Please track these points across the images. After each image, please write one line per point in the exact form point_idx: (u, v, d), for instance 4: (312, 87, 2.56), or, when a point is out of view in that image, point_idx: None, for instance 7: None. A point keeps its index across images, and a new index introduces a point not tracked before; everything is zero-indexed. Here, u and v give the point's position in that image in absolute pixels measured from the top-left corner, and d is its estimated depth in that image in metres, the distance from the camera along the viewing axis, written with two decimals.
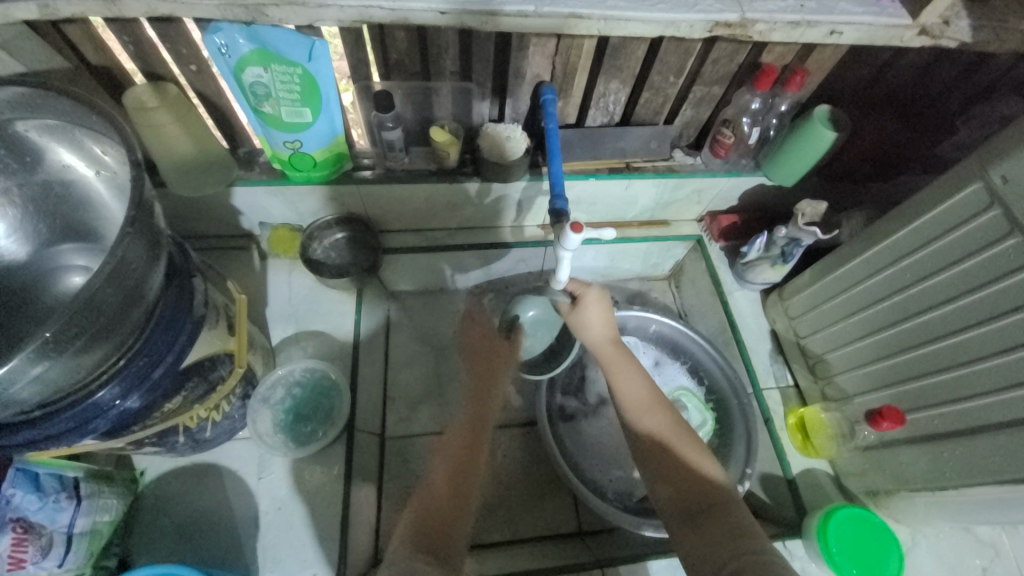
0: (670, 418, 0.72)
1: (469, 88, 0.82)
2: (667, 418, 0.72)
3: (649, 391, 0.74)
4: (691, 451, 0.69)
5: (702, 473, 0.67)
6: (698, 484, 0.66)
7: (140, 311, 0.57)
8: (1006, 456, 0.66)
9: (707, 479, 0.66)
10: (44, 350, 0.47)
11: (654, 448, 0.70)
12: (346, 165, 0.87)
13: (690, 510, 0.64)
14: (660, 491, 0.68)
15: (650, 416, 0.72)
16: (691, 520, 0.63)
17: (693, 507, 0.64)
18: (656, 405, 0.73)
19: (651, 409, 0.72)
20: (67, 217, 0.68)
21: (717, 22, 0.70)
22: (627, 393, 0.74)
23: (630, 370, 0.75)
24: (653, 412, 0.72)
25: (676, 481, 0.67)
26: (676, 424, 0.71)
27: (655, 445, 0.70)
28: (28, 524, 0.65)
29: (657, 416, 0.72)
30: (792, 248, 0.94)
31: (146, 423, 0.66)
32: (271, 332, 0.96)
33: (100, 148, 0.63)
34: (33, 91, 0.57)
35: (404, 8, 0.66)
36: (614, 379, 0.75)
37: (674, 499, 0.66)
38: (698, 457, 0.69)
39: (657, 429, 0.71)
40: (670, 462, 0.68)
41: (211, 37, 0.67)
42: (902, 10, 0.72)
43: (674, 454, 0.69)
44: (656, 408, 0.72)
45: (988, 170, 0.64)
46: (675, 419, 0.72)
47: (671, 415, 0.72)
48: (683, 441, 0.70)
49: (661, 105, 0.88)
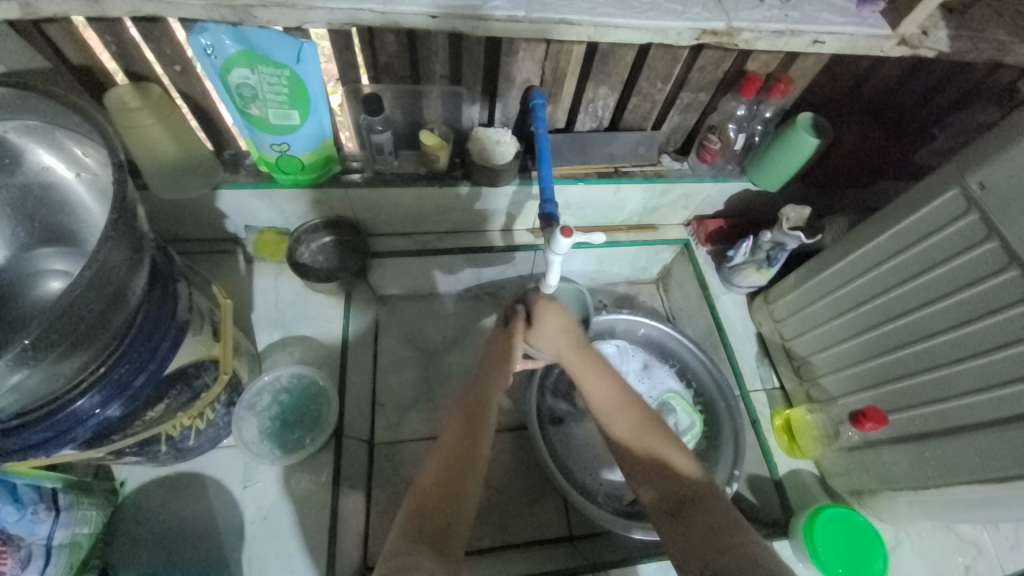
0: (641, 413, 0.72)
1: (459, 92, 0.82)
2: (638, 415, 0.72)
3: (618, 390, 0.74)
4: (668, 446, 0.69)
5: (680, 466, 0.67)
6: (677, 481, 0.65)
7: (122, 316, 0.55)
8: (985, 454, 0.68)
9: (685, 473, 0.66)
10: (23, 357, 0.46)
11: (633, 446, 0.70)
12: (334, 168, 0.87)
13: (673, 505, 0.64)
14: (645, 489, 0.68)
15: (622, 416, 0.72)
16: (675, 516, 0.62)
17: (676, 501, 0.64)
18: (627, 405, 0.73)
19: (620, 410, 0.73)
20: (48, 220, 0.66)
21: (704, 30, 0.71)
22: (596, 395, 0.75)
23: (598, 371, 0.76)
24: (625, 412, 0.73)
25: (656, 479, 0.67)
26: (647, 420, 0.72)
27: (631, 443, 0.71)
28: (6, 535, 0.63)
29: (626, 416, 0.72)
30: (777, 252, 0.95)
31: (127, 432, 0.65)
32: (257, 337, 0.94)
33: (81, 149, 0.61)
34: (11, 91, 0.56)
35: (395, 11, 0.66)
36: (583, 384, 0.76)
37: (657, 496, 0.66)
38: (675, 454, 0.68)
39: (629, 429, 0.71)
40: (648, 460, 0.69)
41: (197, 38, 0.66)
42: (882, 21, 0.74)
43: (651, 454, 0.69)
44: (625, 409, 0.73)
45: (966, 176, 0.66)
46: (646, 415, 0.72)
47: (644, 413, 0.73)
48: (660, 436, 0.70)
49: (649, 110, 0.89)
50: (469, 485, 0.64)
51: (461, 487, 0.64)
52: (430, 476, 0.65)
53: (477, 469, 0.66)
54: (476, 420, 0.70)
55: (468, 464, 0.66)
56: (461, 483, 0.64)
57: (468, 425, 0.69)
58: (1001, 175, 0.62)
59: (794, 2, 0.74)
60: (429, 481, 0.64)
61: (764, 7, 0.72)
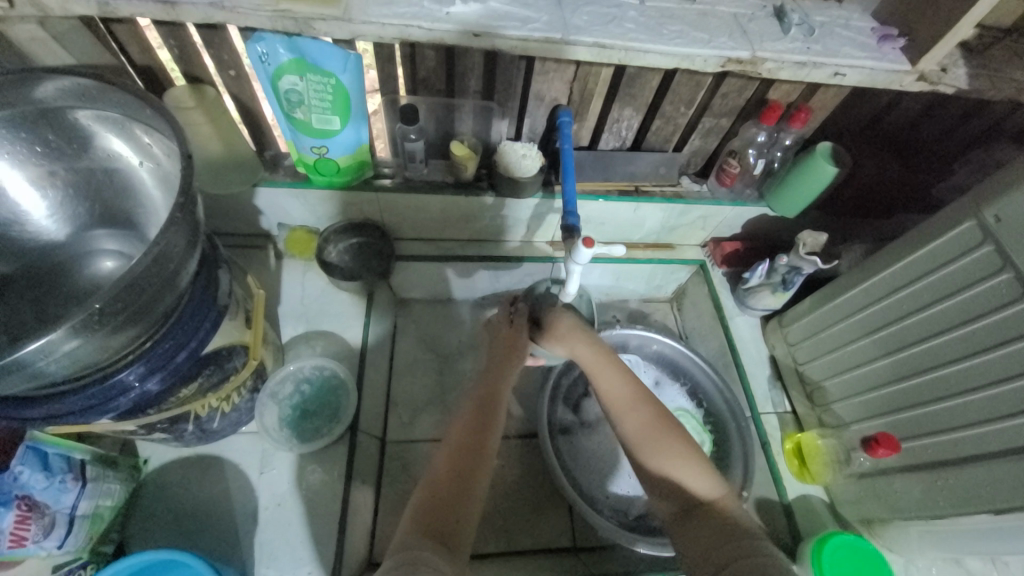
0: (651, 409, 0.73)
1: (490, 107, 0.87)
2: (649, 412, 0.73)
3: (629, 387, 0.75)
4: (679, 444, 0.70)
5: (692, 467, 0.68)
6: (688, 481, 0.67)
7: (173, 296, 0.59)
8: (996, 486, 0.68)
9: (697, 475, 0.68)
10: (87, 323, 0.49)
11: (642, 441, 0.71)
12: (367, 172, 0.91)
13: (682, 509, 0.67)
14: (654, 487, 0.70)
15: (630, 414, 0.73)
16: (684, 519, 0.65)
17: (683, 500, 0.67)
18: (638, 403, 0.74)
19: (631, 408, 0.74)
20: (108, 203, 0.72)
21: (729, 58, 0.74)
22: (609, 392, 0.75)
23: (609, 367, 0.77)
24: (633, 409, 0.74)
25: (665, 479, 0.69)
26: (656, 417, 0.72)
27: (637, 441, 0.72)
28: (33, 501, 0.65)
29: (638, 413, 0.73)
30: (792, 276, 0.97)
31: (161, 407, 0.68)
32: (281, 329, 0.98)
33: (148, 139, 0.66)
34: (94, 83, 0.60)
35: (439, 29, 0.70)
36: (596, 378, 0.77)
37: (668, 493, 0.69)
38: (687, 456, 0.69)
39: (639, 426, 0.72)
40: (658, 459, 0.70)
41: (254, 46, 0.71)
42: (901, 57, 0.77)
43: (660, 456, 0.69)
44: (636, 407, 0.73)
45: (982, 209, 0.67)
46: (654, 412, 0.73)
47: (655, 410, 0.73)
48: (670, 436, 0.71)
49: (671, 133, 0.93)
50: (477, 480, 0.66)
51: (472, 481, 0.66)
52: (443, 469, 0.67)
53: (487, 465, 0.68)
54: (488, 419, 0.73)
55: (477, 458, 0.68)
56: (469, 477, 0.66)
57: (479, 423, 0.72)
58: (1017, 208, 0.63)
59: (817, 36, 0.77)
60: (441, 473, 0.66)
61: (788, 40, 0.76)
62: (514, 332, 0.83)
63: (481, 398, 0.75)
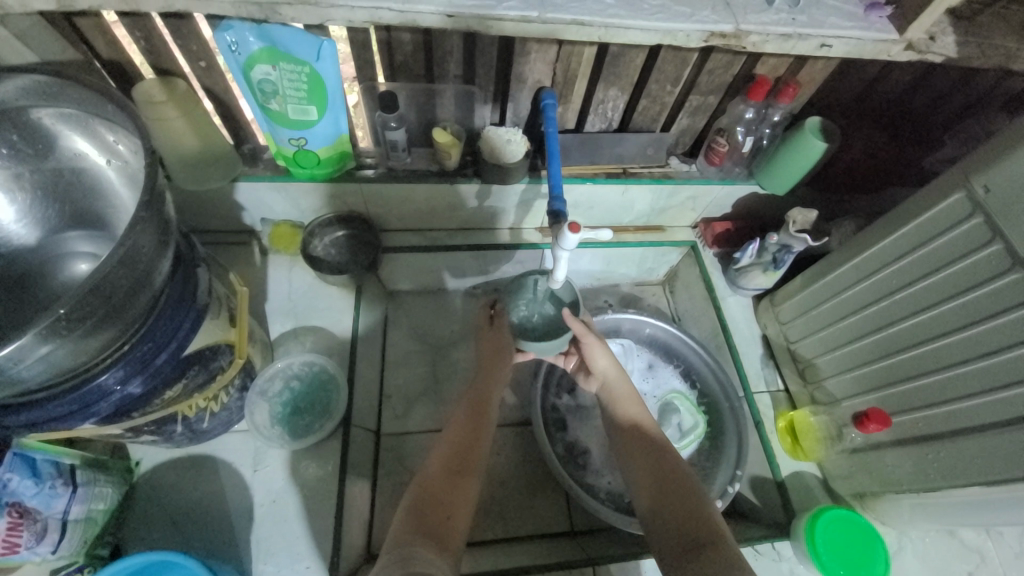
0: (662, 452, 0.72)
1: (471, 92, 0.84)
2: (661, 456, 0.72)
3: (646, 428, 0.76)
4: (685, 483, 0.68)
5: (696, 506, 0.65)
6: (688, 522, 0.64)
7: (147, 296, 0.58)
8: (987, 456, 0.68)
9: (698, 512, 0.64)
10: (54, 328, 0.48)
11: (650, 483, 0.69)
12: (349, 164, 0.89)
13: (683, 550, 0.61)
14: (657, 530, 0.65)
15: (646, 454, 0.72)
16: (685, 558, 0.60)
17: (687, 545, 0.61)
18: (651, 445, 0.73)
19: (643, 447, 0.73)
20: (78, 204, 0.70)
21: (712, 32, 0.72)
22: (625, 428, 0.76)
23: (633, 407, 0.78)
24: (649, 450, 0.73)
25: (670, 520, 0.65)
26: (666, 461, 0.71)
27: (648, 483, 0.69)
28: (24, 508, 0.64)
29: (647, 457, 0.72)
30: (783, 255, 0.95)
31: (146, 410, 0.68)
32: (270, 326, 0.97)
33: (114, 137, 0.65)
34: (53, 79, 0.59)
35: (412, 10, 0.68)
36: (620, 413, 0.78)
37: (668, 533, 0.64)
38: (692, 497, 0.66)
39: (649, 469, 0.71)
40: (663, 500, 0.67)
41: (222, 35, 0.68)
42: (889, 26, 0.75)
43: (666, 498, 0.67)
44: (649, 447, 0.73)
45: (972, 179, 0.66)
46: (666, 455, 0.72)
47: (666, 453, 0.72)
48: (678, 476, 0.69)
49: (658, 113, 0.91)
50: (470, 477, 0.67)
51: (463, 477, 0.66)
52: (435, 466, 0.67)
53: (478, 462, 0.69)
54: (480, 419, 0.74)
55: (469, 453, 0.69)
56: (461, 473, 0.67)
57: (472, 420, 0.73)
58: (1006, 178, 0.62)
59: (803, 7, 0.75)
60: (434, 471, 0.66)
61: (773, 11, 0.74)
62: (497, 335, 0.80)
63: (474, 397, 0.76)
